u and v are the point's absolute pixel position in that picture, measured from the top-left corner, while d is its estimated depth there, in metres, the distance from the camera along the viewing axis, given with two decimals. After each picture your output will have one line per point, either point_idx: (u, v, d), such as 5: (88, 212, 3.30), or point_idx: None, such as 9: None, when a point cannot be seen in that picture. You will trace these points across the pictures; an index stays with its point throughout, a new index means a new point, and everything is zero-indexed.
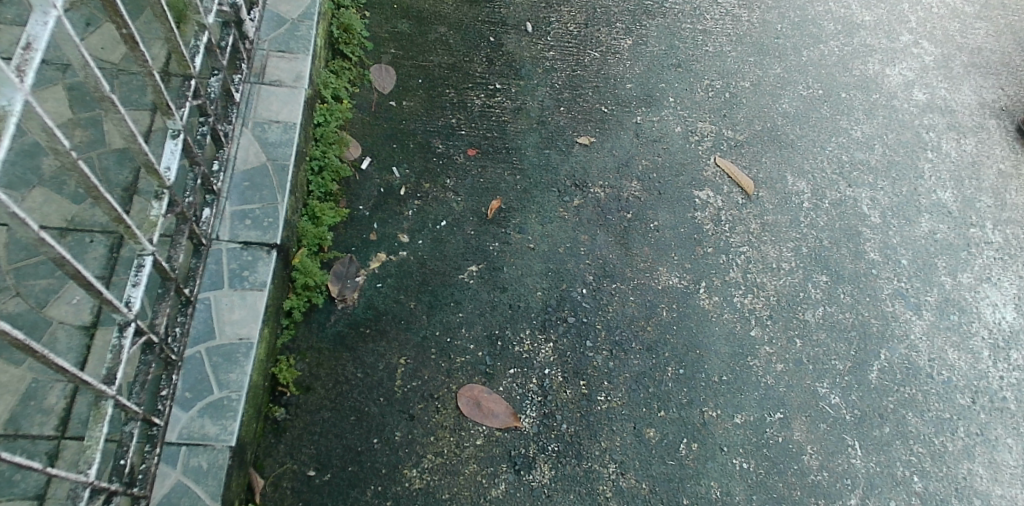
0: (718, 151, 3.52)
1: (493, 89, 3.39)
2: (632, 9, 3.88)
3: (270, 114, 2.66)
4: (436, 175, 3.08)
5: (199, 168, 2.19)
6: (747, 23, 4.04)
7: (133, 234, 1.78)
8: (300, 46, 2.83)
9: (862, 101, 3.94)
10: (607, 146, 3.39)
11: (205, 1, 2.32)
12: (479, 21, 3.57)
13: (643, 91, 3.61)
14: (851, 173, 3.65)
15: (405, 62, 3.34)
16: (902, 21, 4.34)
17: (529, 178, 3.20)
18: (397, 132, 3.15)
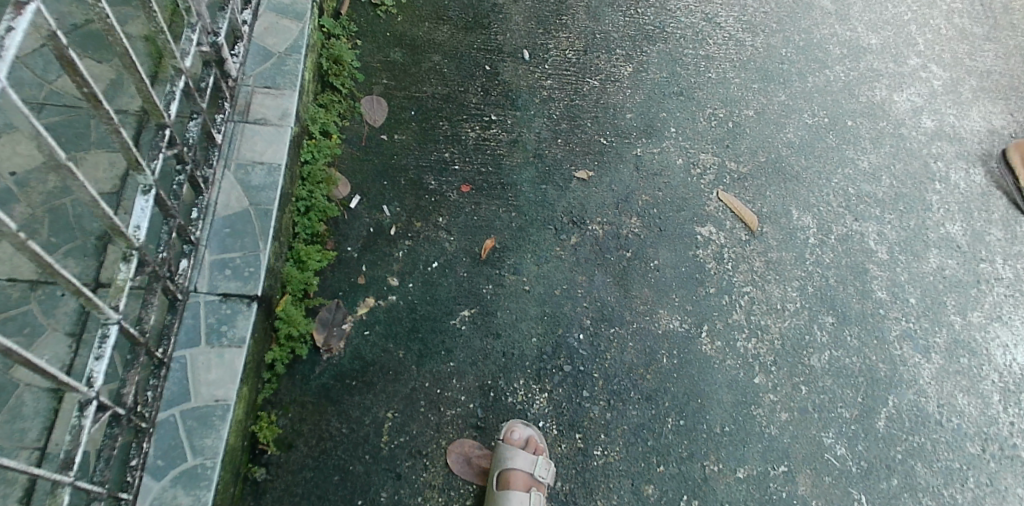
0: (720, 183, 3.41)
1: (488, 121, 3.29)
2: (633, 34, 3.75)
3: (254, 154, 2.56)
4: (428, 213, 2.98)
5: (174, 221, 2.08)
6: (750, 47, 3.91)
7: (96, 305, 1.68)
8: (287, 82, 2.73)
9: (869, 129, 3.82)
10: (606, 181, 3.27)
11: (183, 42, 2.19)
12: (475, 48, 3.45)
13: (643, 121, 3.49)
14: (858, 206, 3.53)
15: (397, 92, 3.23)
16: (910, 45, 4.22)
17: (525, 216, 3.10)
18: (389, 167, 3.05)
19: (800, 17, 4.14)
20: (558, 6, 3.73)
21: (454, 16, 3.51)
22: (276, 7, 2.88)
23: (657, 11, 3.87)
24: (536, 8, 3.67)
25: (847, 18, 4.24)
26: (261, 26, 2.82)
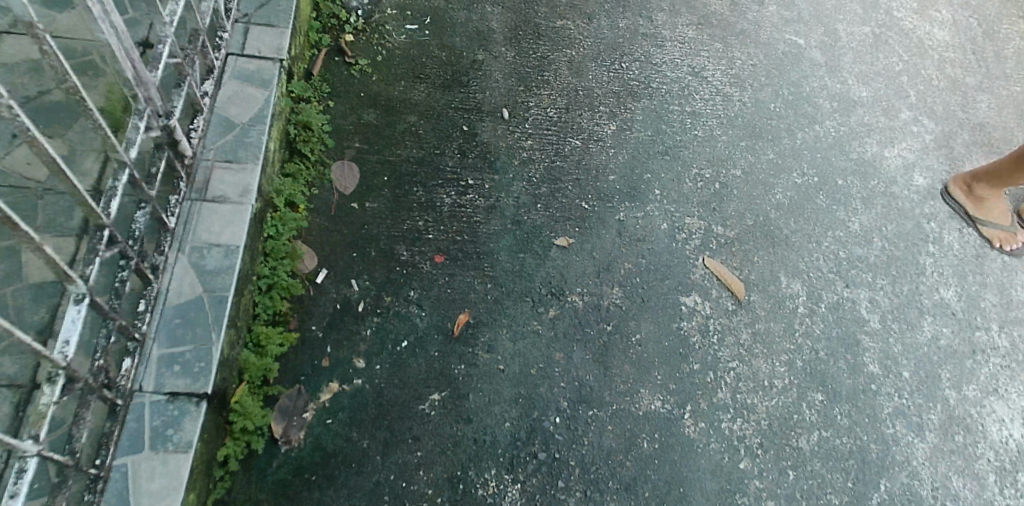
0: (706, 249, 3.28)
1: (465, 185, 3.17)
2: (617, 90, 3.63)
3: (210, 236, 2.47)
4: (399, 287, 2.87)
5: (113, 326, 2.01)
6: (739, 102, 3.79)
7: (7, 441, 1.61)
8: (249, 156, 2.63)
9: (860, 188, 3.70)
10: (587, 248, 3.15)
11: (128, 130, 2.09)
12: (453, 108, 3.34)
13: (626, 184, 3.36)
14: (848, 271, 3.41)
15: (370, 156, 3.12)
16: (901, 97, 4.12)
17: (501, 287, 2.98)
18: (359, 237, 2.94)
19: (789, 69, 4.03)
20: (540, 61, 3.61)
21: (431, 73, 3.40)
22: (241, 73, 2.80)
23: (642, 65, 3.75)
24: (517, 64, 3.56)
25: (838, 69, 4.14)
26: (224, 94, 2.73)
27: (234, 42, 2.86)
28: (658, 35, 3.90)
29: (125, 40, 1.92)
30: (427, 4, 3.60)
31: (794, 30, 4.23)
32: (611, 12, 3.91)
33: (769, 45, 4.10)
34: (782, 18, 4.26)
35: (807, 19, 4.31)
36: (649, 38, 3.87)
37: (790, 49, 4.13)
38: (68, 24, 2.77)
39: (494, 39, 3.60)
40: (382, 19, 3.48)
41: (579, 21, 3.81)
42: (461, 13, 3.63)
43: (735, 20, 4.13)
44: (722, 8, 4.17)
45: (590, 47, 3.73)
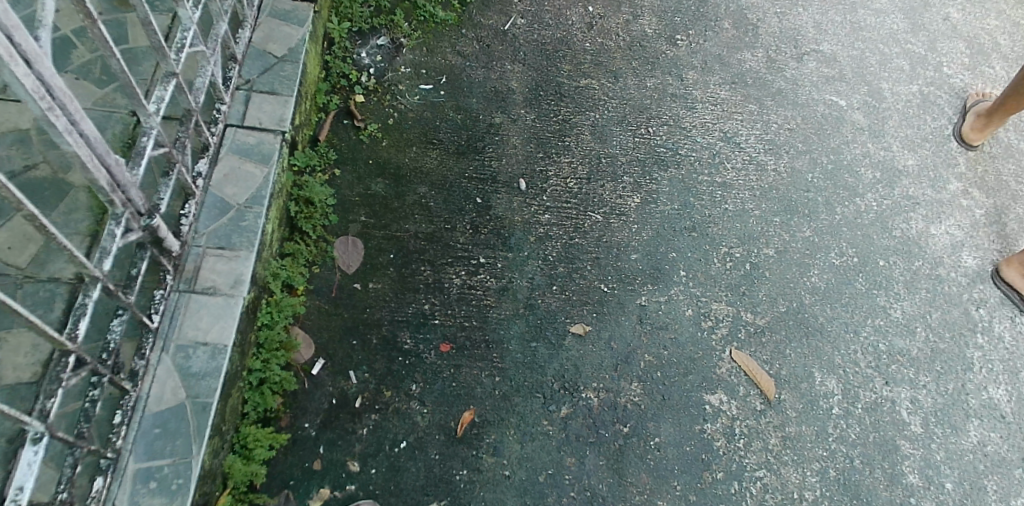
0: (734, 339, 3.04)
1: (476, 265, 2.96)
2: (642, 157, 3.39)
3: (197, 333, 2.28)
4: (400, 379, 2.68)
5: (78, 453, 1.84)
6: (773, 172, 3.53)
7: None
8: (243, 242, 2.45)
9: (902, 269, 3.44)
10: (604, 336, 2.93)
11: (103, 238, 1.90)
12: (466, 178, 3.14)
13: (650, 263, 3.13)
14: (888, 366, 3.17)
15: (375, 231, 2.93)
16: (950, 166, 3.83)
17: (511, 380, 2.77)
18: (359, 323, 2.74)
19: (829, 134, 3.75)
20: (560, 125, 3.38)
21: (445, 139, 3.20)
22: (240, 147, 2.62)
23: (670, 130, 3.50)
24: (536, 128, 3.34)
25: (881, 133, 3.86)
26: (220, 172, 2.56)
27: (234, 113, 2.69)
28: (688, 95, 3.64)
29: (97, 147, 1.74)
30: (443, 61, 3.38)
31: (835, 89, 3.93)
32: (639, 69, 3.66)
33: (808, 107, 3.81)
34: (822, 76, 3.97)
35: (849, 76, 4.02)
36: (679, 99, 3.61)
37: (830, 111, 3.84)
38: None
39: (513, 101, 3.38)
40: (395, 78, 3.28)
41: (604, 80, 3.57)
42: (479, 71, 3.41)
43: (772, 77, 3.85)
44: (759, 64, 3.88)
45: (615, 110, 3.49)
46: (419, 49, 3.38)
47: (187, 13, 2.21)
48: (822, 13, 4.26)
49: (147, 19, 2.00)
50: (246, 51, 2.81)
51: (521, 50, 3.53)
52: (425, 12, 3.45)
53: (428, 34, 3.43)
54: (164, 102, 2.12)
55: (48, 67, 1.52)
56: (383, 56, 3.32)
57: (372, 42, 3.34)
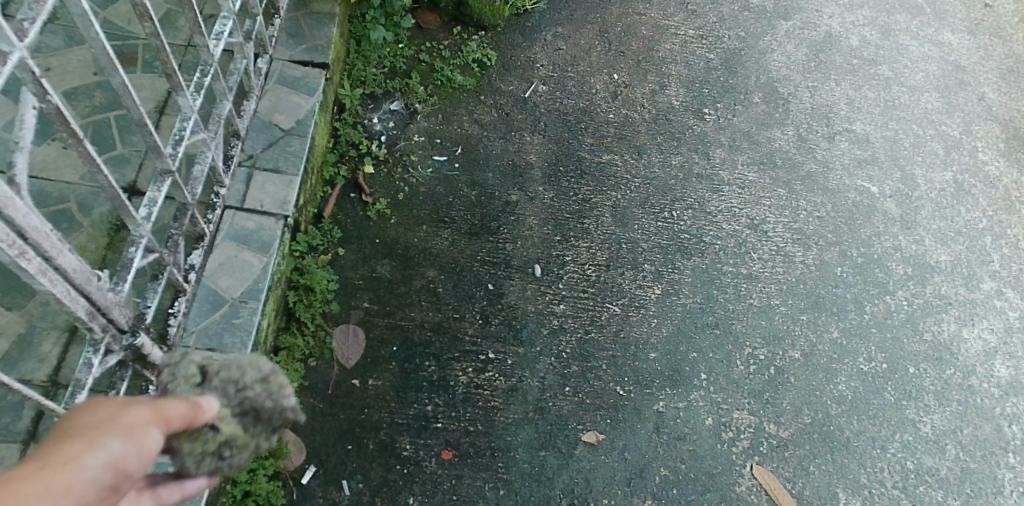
0: (756, 452, 2.82)
1: (484, 360, 2.76)
2: (665, 243, 3.19)
3: None
4: (396, 491, 2.47)
5: None
6: (801, 265, 3.29)
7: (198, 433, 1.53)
8: (235, 344, 2.29)
9: (932, 378, 3.13)
10: (618, 446, 2.73)
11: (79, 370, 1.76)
12: (479, 261, 2.96)
13: (669, 364, 2.93)
14: (916, 486, 2.88)
15: (379, 319, 2.75)
16: (983, 263, 3.48)
17: (516, 495, 2.56)
18: (356, 424, 2.55)
19: (860, 225, 3.47)
20: (581, 204, 3.19)
21: (457, 217, 3.03)
22: (238, 234, 2.48)
23: (695, 214, 3.31)
24: (554, 208, 3.15)
25: (913, 225, 3.53)
26: (216, 261, 2.42)
27: (234, 193, 2.55)
28: (715, 176, 3.44)
29: (77, 278, 1.62)
30: (458, 130, 3.24)
31: (867, 174, 3.64)
32: (664, 144, 3.47)
33: (838, 193, 3.55)
34: (854, 158, 3.68)
35: (882, 159, 3.71)
36: (705, 179, 3.42)
37: (861, 198, 3.56)
38: (46, 161, 2.44)
39: (531, 176, 3.20)
40: (407, 147, 3.13)
41: (627, 156, 3.39)
42: (497, 142, 3.26)
43: (802, 158, 3.62)
44: (789, 143, 3.65)
45: (637, 189, 3.31)
46: (434, 116, 3.24)
47: (188, 103, 2.05)
48: (855, 88, 3.95)
49: (141, 120, 1.85)
50: (249, 124, 2.66)
51: (542, 121, 3.37)
52: (442, 76, 3.33)
53: (444, 100, 3.29)
54: (156, 205, 1.99)
55: (20, 209, 1.41)
56: (396, 122, 3.18)
57: (386, 107, 3.20)
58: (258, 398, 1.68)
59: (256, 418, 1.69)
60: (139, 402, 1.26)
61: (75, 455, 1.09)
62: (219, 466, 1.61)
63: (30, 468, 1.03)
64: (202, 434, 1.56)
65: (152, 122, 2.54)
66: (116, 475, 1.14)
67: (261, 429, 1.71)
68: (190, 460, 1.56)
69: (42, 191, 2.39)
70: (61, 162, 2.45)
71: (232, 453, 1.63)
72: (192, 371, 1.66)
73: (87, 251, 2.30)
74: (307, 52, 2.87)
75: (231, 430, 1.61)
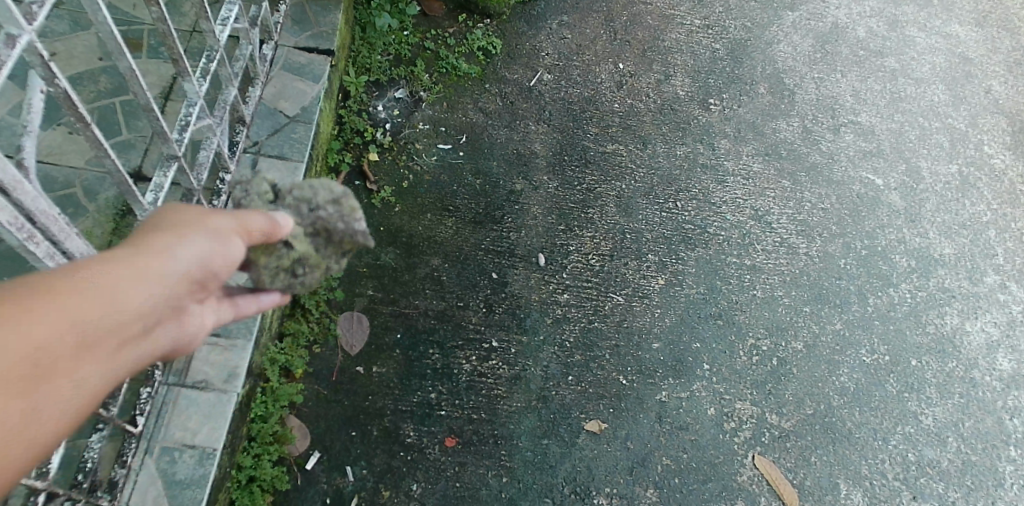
0: (758, 443, 2.83)
1: (488, 349, 2.76)
2: (669, 234, 3.19)
3: (184, 434, 2.17)
4: (400, 477, 2.49)
5: None
6: (805, 257, 3.29)
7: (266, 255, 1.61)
8: (240, 329, 2.32)
9: (935, 370, 3.13)
10: (620, 435, 2.74)
11: None
12: (483, 250, 2.96)
13: (671, 355, 2.93)
14: (917, 478, 2.89)
15: (383, 307, 2.75)
16: (987, 256, 3.48)
17: (519, 482, 2.58)
18: (360, 411, 2.56)
19: (864, 217, 3.47)
20: (585, 194, 3.19)
21: (461, 205, 3.03)
22: None
23: (699, 205, 3.30)
24: (558, 197, 3.15)
25: (918, 218, 3.52)
26: None
27: None
28: (720, 167, 3.43)
29: None
30: (463, 118, 3.23)
31: (872, 166, 3.63)
32: (669, 135, 3.46)
33: (843, 185, 3.54)
34: (859, 150, 3.67)
35: (887, 152, 3.70)
36: (709, 170, 3.41)
37: (866, 190, 3.55)
38: (52, 146, 2.44)
39: (536, 165, 3.20)
40: (412, 135, 3.13)
41: (632, 146, 3.38)
42: (501, 130, 3.25)
43: (807, 150, 3.61)
44: (794, 135, 3.64)
45: (642, 179, 3.30)
46: (439, 104, 3.23)
47: (194, 88, 2.05)
48: (861, 79, 3.93)
49: (148, 105, 1.85)
50: (254, 111, 2.66)
51: (547, 110, 3.37)
52: (446, 64, 3.32)
53: (448, 88, 3.28)
54: (162, 191, 1.99)
55: (29, 192, 1.42)
56: (400, 110, 3.17)
57: (390, 94, 3.19)
58: (329, 219, 1.73)
59: (325, 242, 1.75)
60: (223, 211, 1.39)
61: (167, 245, 1.24)
62: (292, 284, 1.71)
63: (128, 250, 1.18)
64: (277, 249, 1.64)
65: (158, 107, 2.53)
66: (202, 269, 1.29)
67: (331, 252, 1.78)
68: (266, 273, 1.65)
69: (48, 176, 2.39)
70: (67, 147, 2.45)
71: (304, 271, 1.72)
72: (265, 190, 1.73)
73: (93, 236, 2.30)
74: (312, 38, 2.86)
75: (303, 250, 1.68)
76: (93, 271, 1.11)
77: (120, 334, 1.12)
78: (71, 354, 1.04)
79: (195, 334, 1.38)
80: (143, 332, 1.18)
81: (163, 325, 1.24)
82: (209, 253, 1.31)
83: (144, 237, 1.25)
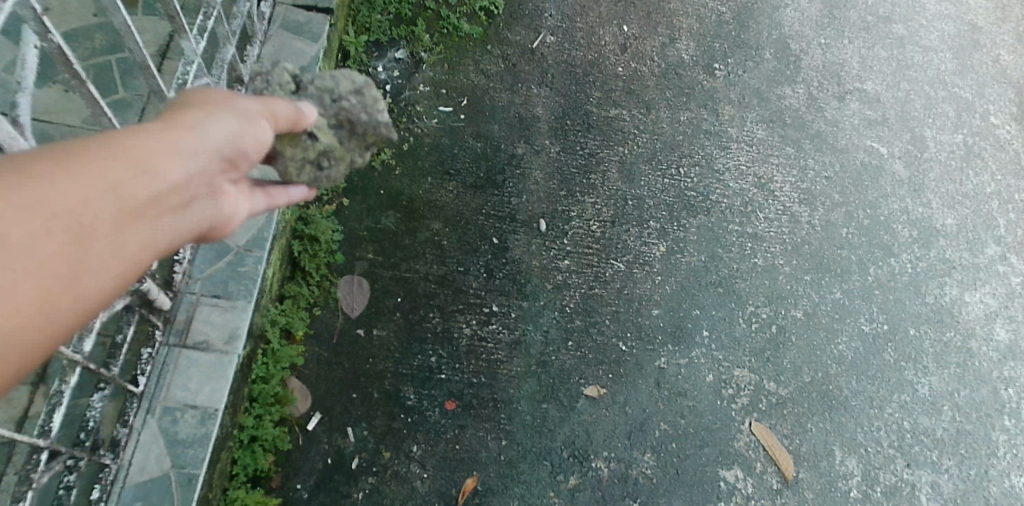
0: (755, 409, 2.85)
1: (488, 314, 2.76)
2: (671, 200, 3.17)
3: (186, 394, 2.17)
4: (400, 439, 2.52)
5: None
6: (807, 225, 3.28)
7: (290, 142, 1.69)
8: (240, 291, 2.32)
9: (932, 340, 3.14)
10: (619, 400, 2.76)
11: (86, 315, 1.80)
12: (484, 214, 2.94)
13: (671, 321, 2.94)
14: (912, 446, 2.92)
15: (383, 271, 2.74)
16: (989, 227, 3.47)
17: (518, 445, 2.61)
18: (361, 374, 2.58)
19: (867, 186, 3.45)
20: (587, 159, 3.16)
21: (462, 169, 3.00)
22: None
23: (702, 172, 3.27)
24: (560, 162, 3.12)
25: (921, 188, 3.50)
26: None
27: None
28: (724, 133, 3.40)
29: None
30: (464, 80, 3.18)
31: (877, 135, 3.60)
32: (673, 100, 3.42)
33: (847, 153, 3.51)
34: (864, 118, 3.63)
35: (892, 120, 3.66)
36: (713, 136, 3.38)
37: (870, 159, 3.52)
38: (47, 104, 2.40)
39: (538, 129, 3.16)
40: (413, 97, 3.08)
41: (635, 111, 3.34)
42: (503, 93, 3.21)
43: (811, 117, 3.57)
44: (799, 102, 3.59)
45: (645, 145, 3.27)
46: (440, 66, 3.18)
47: (190, 46, 2.01)
48: (868, 46, 3.87)
49: (144, 63, 1.81)
50: None
51: (549, 73, 3.32)
52: (448, 25, 3.25)
53: (450, 49, 3.23)
54: None
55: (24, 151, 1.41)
56: (401, 71, 3.12)
57: (391, 55, 3.14)
58: (352, 109, 1.85)
59: (349, 135, 1.87)
60: (245, 93, 1.38)
61: (195, 120, 1.22)
62: (318, 177, 1.82)
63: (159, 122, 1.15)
64: (302, 141, 1.73)
65: (154, 65, 2.49)
66: (231, 147, 1.27)
67: (354, 146, 1.90)
68: (293, 165, 1.73)
69: (44, 134, 2.36)
70: (62, 106, 2.41)
71: (329, 164, 1.82)
72: (286, 81, 1.83)
73: None
74: None
75: (329, 142, 1.79)
76: (132, 134, 1.09)
77: (171, 194, 1.11)
78: (115, 213, 1.01)
79: (232, 216, 1.35)
80: (190, 196, 1.17)
81: (198, 200, 1.21)
82: (239, 128, 1.30)
83: (175, 112, 1.24)
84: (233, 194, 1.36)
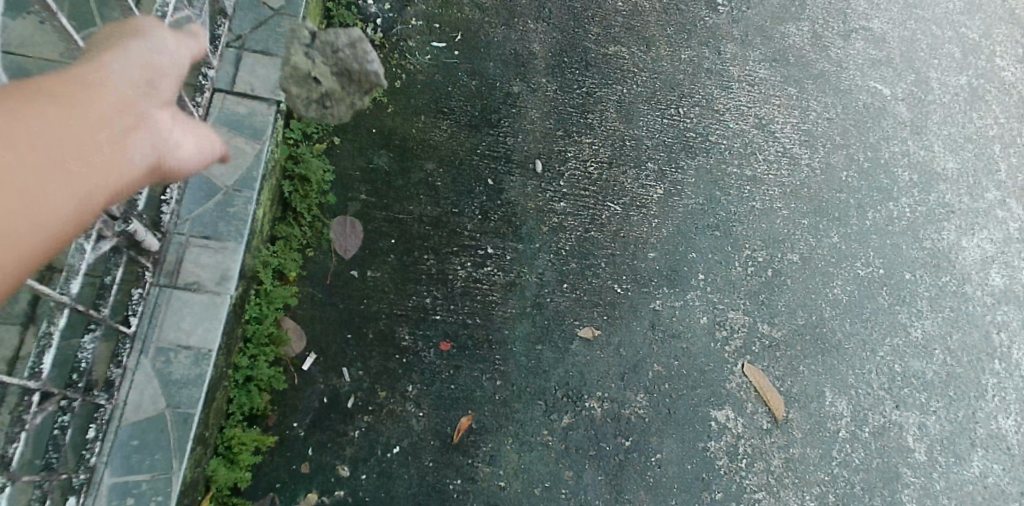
0: (748, 352, 2.87)
1: (483, 256, 2.74)
2: (669, 141, 3.11)
3: (179, 335, 2.17)
4: (395, 379, 2.54)
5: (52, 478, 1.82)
6: (807, 168, 3.23)
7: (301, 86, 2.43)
8: (231, 232, 2.28)
9: (927, 284, 3.15)
10: (614, 342, 2.76)
11: (72, 256, 1.76)
12: (479, 154, 2.88)
13: (667, 264, 2.92)
14: (902, 389, 2.96)
15: (377, 212, 2.70)
16: (989, 172, 3.43)
17: (513, 386, 2.62)
18: (355, 315, 2.57)
19: (869, 128, 3.38)
20: (584, 99, 3.08)
21: (456, 108, 2.92)
22: (229, 119, 2.39)
23: (702, 112, 3.20)
24: (556, 101, 3.05)
25: (923, 130, 3.44)
26: None
27: (223, 75, 2.43)
28: (725, 72, 3.31)
29: None
30: (458, 14, 3.07)
31: (881, 75, 3.51)
32: (674, 38, 3.32)
33: (850, 94, 3.43)
34: (869, 58, 3.53)
35: (897, 60, 3.56)
36: (713, 76, 3.29)
37: (872, 100, 3.45)
38: (23, 37, 2.30)
39: (534, 67, 3.08)
40: (405, 31, 2.98)
41: (635, 48, 3.24)
42: (499, 28, 3.10)
43: (815, 56, 3.47)
44: (803, 40, 3.49)
45: (644, 84, 3.19)
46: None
47: None
48: None
49: None
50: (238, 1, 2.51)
51: (546, 7, 3.20)
52: None
53: None
54: None
55: None
56: (392, 4, 3.00)
57: None
58: (348, 60, 2.40)
59: (348, 80, 2.45)
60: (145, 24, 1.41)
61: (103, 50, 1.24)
62: (324, 113, 2.48)
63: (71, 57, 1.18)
64: (310, 84, 2.42)
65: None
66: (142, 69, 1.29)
67: (353, 90, 2.48)
68: (302, 101, 2.44)
69: (21, 69, 2.27)
70: (38, 38, 2.31)
71: (332, 103, 2.46)
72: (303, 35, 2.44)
73: None
74: None
75: (329, 87, 2.42)
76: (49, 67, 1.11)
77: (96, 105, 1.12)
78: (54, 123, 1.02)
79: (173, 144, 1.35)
80: (122, 115, 1.18)
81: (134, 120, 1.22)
82: (142, 57, 1.33)
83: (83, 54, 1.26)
84: (168, 122, 1.35)
